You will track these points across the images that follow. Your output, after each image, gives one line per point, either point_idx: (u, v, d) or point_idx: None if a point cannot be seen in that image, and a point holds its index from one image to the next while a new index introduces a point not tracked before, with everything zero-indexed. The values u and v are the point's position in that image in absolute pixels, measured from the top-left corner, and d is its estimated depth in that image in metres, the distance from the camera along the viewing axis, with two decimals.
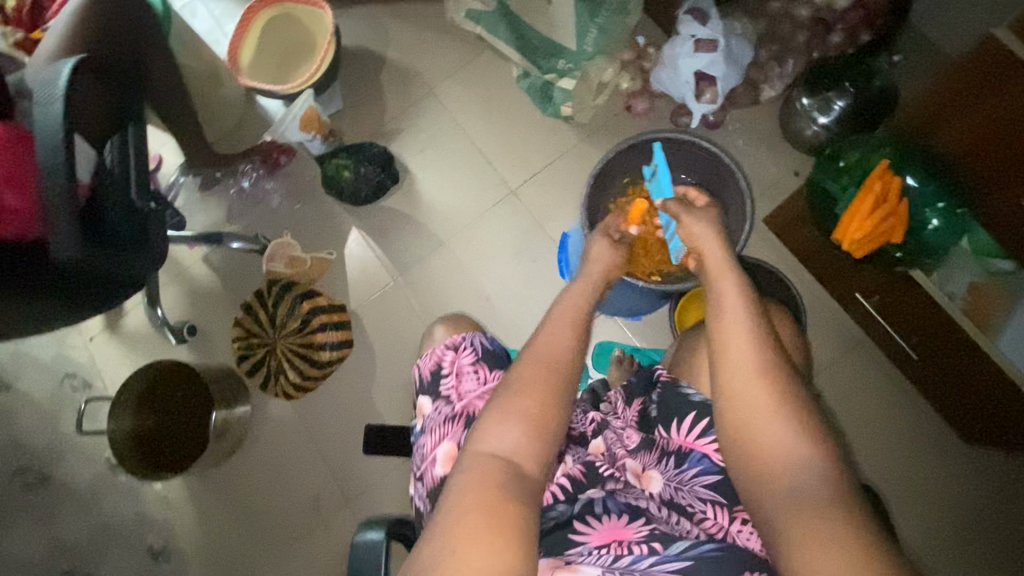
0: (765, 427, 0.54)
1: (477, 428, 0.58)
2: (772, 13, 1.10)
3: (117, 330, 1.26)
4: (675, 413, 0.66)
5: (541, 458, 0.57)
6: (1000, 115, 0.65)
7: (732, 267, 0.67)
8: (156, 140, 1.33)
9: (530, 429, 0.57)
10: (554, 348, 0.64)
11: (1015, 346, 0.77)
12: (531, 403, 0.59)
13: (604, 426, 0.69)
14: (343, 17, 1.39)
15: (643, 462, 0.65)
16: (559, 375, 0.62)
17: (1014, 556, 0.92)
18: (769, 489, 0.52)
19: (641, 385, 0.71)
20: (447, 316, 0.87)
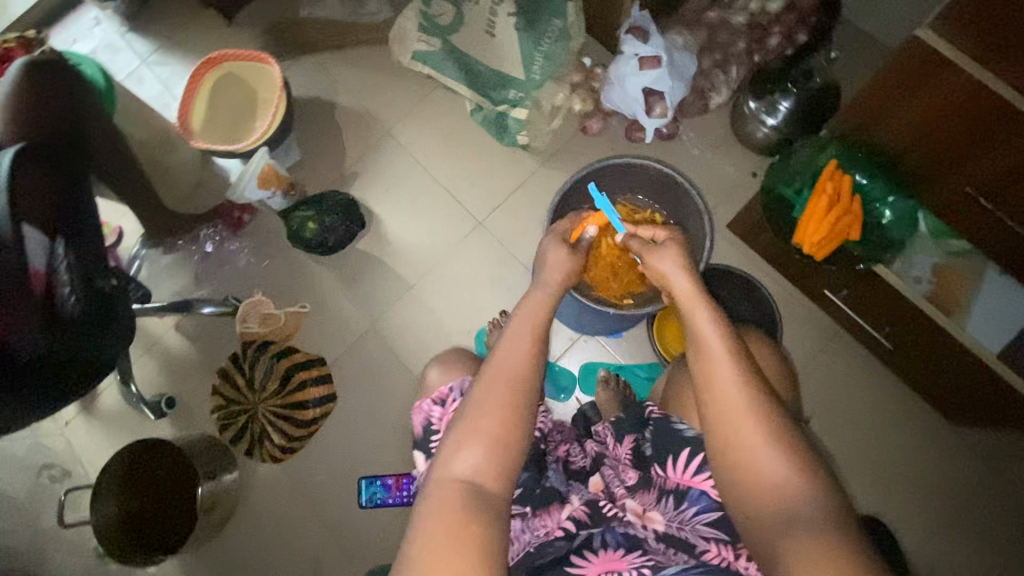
0: (751, 452, 0.55)
1: (441, 453, 0.60)
2: (710, 23, 1.17)
3: (93, 412, 1.23)
4: (671, 450, 0.67)
5: (503, 475, 0.59)
6: (940, 105, 0.70)
7: (703, 301, 0.65)
8: (114, 212, 1.30)
9: (489, 446, 0.59)
10: (508, 362, 0.64)
11: (980, 328, 0.84)
12: (492, 424, 0.60)
13: (601, 465, 0.73)
14: (293, 67, 1.38)
15: (641, 500, 0.66)
16: (517, 389, 0.62)
17: (1001, 512, 0.97)
18: (756, 512, 0.53)
19: (630, 422, 0.74)
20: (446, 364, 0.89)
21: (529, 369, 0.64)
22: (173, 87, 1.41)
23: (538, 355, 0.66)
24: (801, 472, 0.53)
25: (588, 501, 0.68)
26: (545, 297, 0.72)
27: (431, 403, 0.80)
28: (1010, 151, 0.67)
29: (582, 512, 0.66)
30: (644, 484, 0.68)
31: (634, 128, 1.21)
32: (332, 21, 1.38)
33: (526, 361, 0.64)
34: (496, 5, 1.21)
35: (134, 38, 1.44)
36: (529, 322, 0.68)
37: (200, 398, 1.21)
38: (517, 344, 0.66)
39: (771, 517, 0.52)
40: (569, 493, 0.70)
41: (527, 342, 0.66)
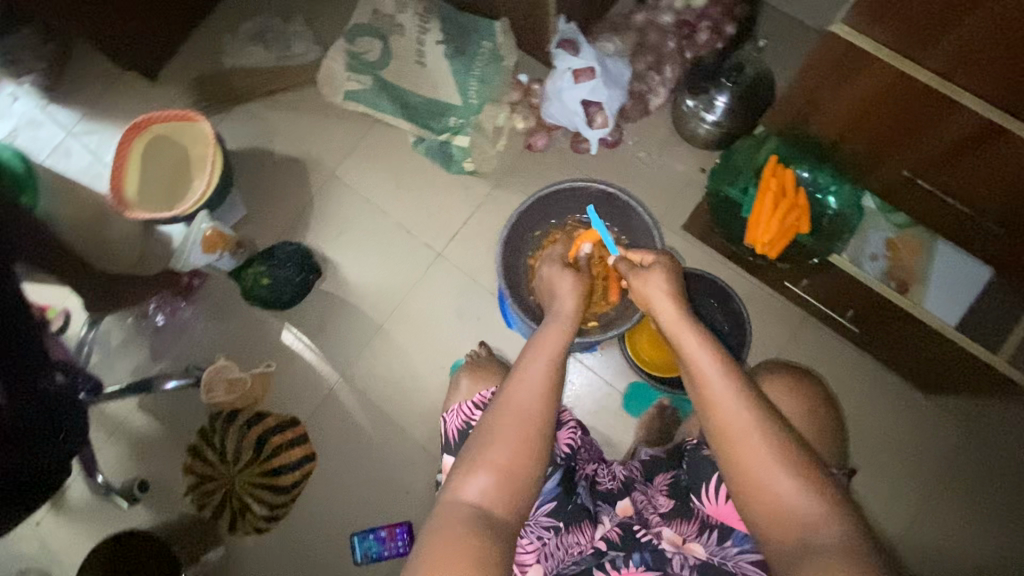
0: (761, 473, 0.57)
1: (454, 476, 0.59)
2: (638, 26, 1.18)
3: (62, 508, 1.16)
4: (705, 478, 0.69)
5: (515, 509, 0.58)
6: (870, 93, 0.72)
7: (700, 327, 0.63)
8: (58, 295, 1.24)
9: (502, 476, 0.58)
10: (524, 394, 0.61)
11: (937, 302, 0.87)
12: (505, 460, 0.58)
13: (633, 488, 0.75)
14: (225, 119, 1.33)
15: (680, 530, 0.68)
16: (532, 423, 0.60)
17: (985, 472, 0.99)
18: (770, 529, 0.57)
19: (667, 460, 0.76)
20: (476, 369, 0.90)
21: (547, 401, 0.61)
22: (103, 155, 1.34)
23: (555, 385, 0.62)
24: (803, 486, 0.56)
25: (621, 522, 0.69)
26: (565, 320, 0.67)
27: (466, 408, 0.79)
28: (942, 136, 0.71)
29: (616, 534, 0.67)
30: (681, 513, 0.70)
31: (578, 139, 1.20)
32: (259, 68, 1.34)
33: (543, 393, 0.61)
34: (422, 33, 1.23)
35: (55, 109, 1.37)
36: (549, 348, 0.64)
37: (174, 476, 1.16)
38: (534, 375, 0.62)
39: (786, 532, 0.56)
40: (600, 513, 0.71)
41: (546, 372, 0.62)
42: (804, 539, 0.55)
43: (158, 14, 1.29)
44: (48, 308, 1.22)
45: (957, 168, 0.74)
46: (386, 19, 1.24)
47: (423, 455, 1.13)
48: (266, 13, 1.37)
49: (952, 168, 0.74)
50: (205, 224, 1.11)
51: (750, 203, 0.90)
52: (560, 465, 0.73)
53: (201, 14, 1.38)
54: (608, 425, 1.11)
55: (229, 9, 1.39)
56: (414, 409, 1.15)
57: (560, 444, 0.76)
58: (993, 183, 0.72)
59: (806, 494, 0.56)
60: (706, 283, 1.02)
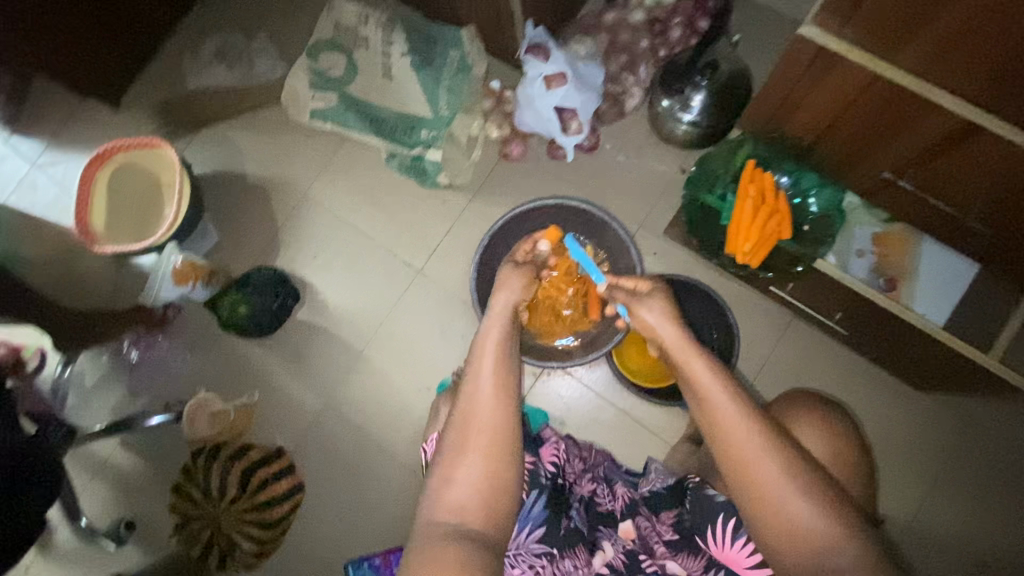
0: (762, 477, 0.57)
1: (429, 491, 0.58)
2: (609, 25, 1.14)
3: (48, 552, 1.14)
4: (709, 517, 0.68)
5: (497, 514, 0.56)
6: (844, 91, 0.70)
7: (693, 343, 0.64)
8: (29, 333, 1.15)
9: (480, 488, 0.57)
10: (480, 398, 0.61)
11: (926, 303, 0.85)
12: (477, 467, 0.57)
13: (636, 512, 0.72)
14: (191, 143, 1.29)
15: (686, 565, 0.67)
16: (497, 425, 0.59)
17: (985, 467, 0.97)
18: (784, 547, 0.56)
19: (669, 496, 0.74)
20: (449, 392, 0.89)
21: (505, 399, 0.61)
22: (70, 186, 1.29)
23: (511, 382, 0.62)
24: (815, 500, 0.55)
25: (626, 550, 0.68)
26: (501, 318, 0.66)
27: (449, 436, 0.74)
28: (919, 137, 0.69)
29: (620, 561, 0.67)
30: (688, 547, 0.69)
31: (554, 146, 1.16)
32: (224, 89, 1.30)
33: (500, 392, 0.61)
34: (387, 46, 1.19)
35: (17, 141, 1.32)
36: (492, 346, 0.64)
37: (162, 514, 1.14)
38: (485, 376, 0.62)
39: (797, 548, 0.55)
40: (599, 539, 0.69)
41: (497, 370, 0.62)
42: (819, 554, 0.54)
43: (115, 38, 1.24)
44: (20, 348, 1.13)
45: (936, 169, 0.72)
46: (348, 33, 1.20)
47: (413, 479, 1.11)
48: (228, 31, 1.33)
49: (930, 168, 0.72)
50: (175, 255, 1.09)
51: (730, 211, 0.88)
52: (546, 487, 0.70)
53: (161, 35, 1.33)
54: (600, 437, 1.09)
55: (189, 28, 1.34)
56: (401, 432, 1.13)
57: (545, 463, 0.73)
58: (973, 183, 0.70)
59: (814, 503, 0.55)
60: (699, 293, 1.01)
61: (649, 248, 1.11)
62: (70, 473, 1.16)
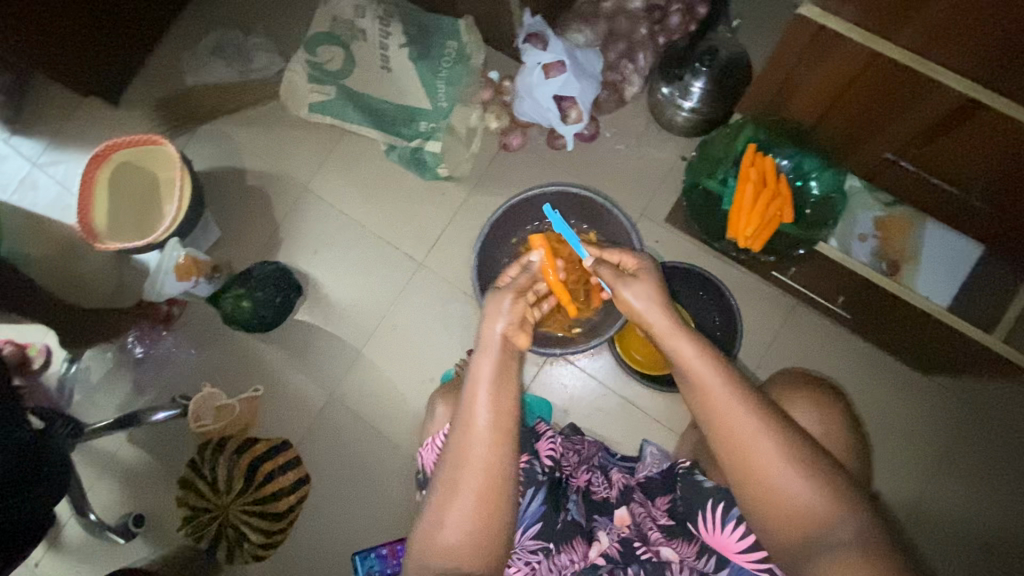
0: (765, 479, 0.55)
1: (423, 529, 0.56)
2: (607, 14, 1.14)
3: (58, 548, 1.15)
4: (699, 506, 0.67)
5: (488, 552, 0.55)
6: (845, 71, 0.69)
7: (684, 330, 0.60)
8: (37, 332, 1.21)
9: (477, 523, 0.55)
10: (473, 438, 0.57)
11: (928, 283, 0.85)
12: (469, 511, 0.55)
13: (630, 499, 0.73)
14: (191, 140, 1.30)
15: (679, 552, 0.66)
16: (489, 466, 0.56)
17: (990, 450, 0.97)
18: (786, 532, 0.55)
19: (661, 483, 0.74)
20: (446, 391, 0.85)
21: (500, 439, 0.57)
22: (70, 184, 1.29)
23: (506, 419, 0.58)
24: (813, 479, 0.54)
25: (621, 538, 0.68)
26: (494, 347, 0.61)
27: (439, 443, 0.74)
28: (920, 115, 0.69)
29: (615, 550, 0.67)
30: (682, 534, 0.68)
31: (554, 135, 1.16)
32: (222, 84, 1.30)
33: (495, 432, 0.57)
34: (385, 37, 1.18)
35: (18, 140, 1.33)
36: (487, 372, 0.59)
37: (169, 508, 1.15)
38: (478, 414, 0.58)
39: (795, 528, 0.55)
40: (595, 529, 0.69)
41: (491, 405, 0.58)
42: (818, 533, 0.54)
43: (113, 35, 1.24)
44: (27, 347, 1.19)
45: (938, 147, 0.72)
46: (345, 26, 1.19)
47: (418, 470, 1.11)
48: (225, 25, 1.33)
49: (930, 148, 0.72)
50: (177, 252, 1.09)
51: (731, 195, 0.88)
52: (543, 483, 0.69)
53: (158, 31, 1.33)
54: (603, 426, 1.10)
55: (187, 24, 1.34)
56: (405, 423, 1.13)
57: (542, 457, 0.72)
58: (975, 160, 0.70)
59: (810, 482, 0.54)
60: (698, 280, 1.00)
61: (651, 236, 1.11)
62: (78, 470, 1.17)
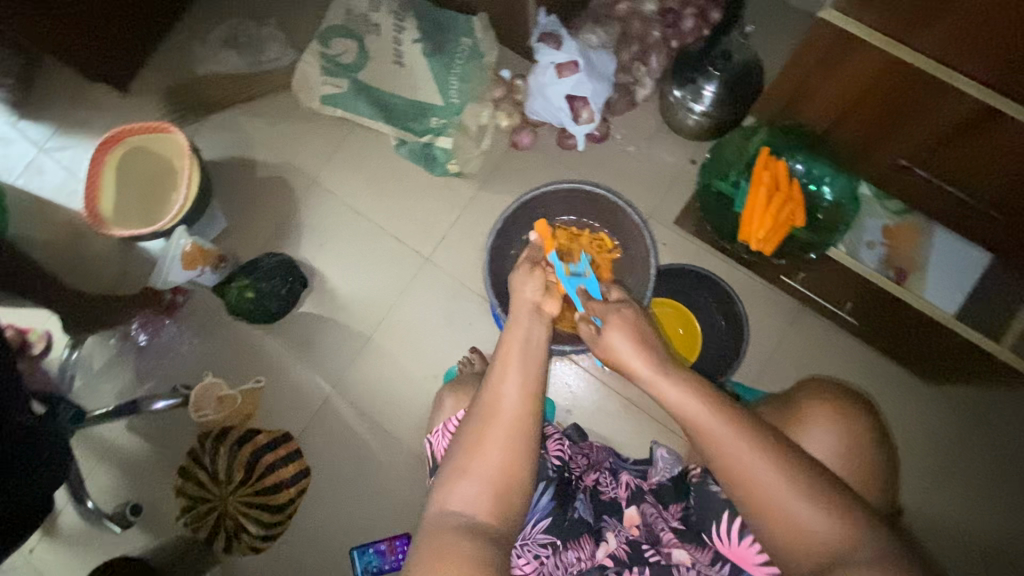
0: (758, 490, 0.54)
1: (439, 487, 0.56)
2: (621, 16, 1.14)
3: (53, 534, 1.14)
4: (713, 515, 0.66)
5: (507, 508, 0.55)
6: (861, 75, 0.70)
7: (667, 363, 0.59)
8: (38, 316, 1.21)
9: (498, 490, 0.54)
10: (504, 395, 0.57)
11: (940, 295, 0.85)
12: (492, 465, 0.55)
13: (641, 500, 0.72)
14: (200, 129, 1.29)
15: (693, 555, 0.65)
16: (515, 423, 0.56)
17: (996, 464, 0.98)
18: (795, 553, 0.54)
19: (674, 490, 0.72)
20: (456, 384, 0.86)
21: (528, 400, 0.57)
22: (78, 170, 1.28)
23: (535, 380, 0.58)
24: (812, 496, 0.53)
25: (629, 540, 0.67)
26: (524, 314, 0.63)
27: (450, 427, 0.74)
28: (934, 124, 0.70)
29: (624, 551, 0.66)
30: (695, 541, 0.67)
31: (565, 135, 1.16)
32: (233, 74, 1.30)
33: (523, 390, 0.57)
34: (398, 33, 1.18)
35: (26, 125, 1.32)
36: (518, 343, 0.61)
37: (166, 498, 1.14)
38: (511, 375, 0.58)
39: (807, 553, 0.53)
40: (604, 529, 0.68)
41: (522, 366, 0.59)
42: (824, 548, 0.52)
43: (126, 20, 1.24)
44: (28, 331, 1.19)
45: (951, 156, 0.72)
46: (360, 19, 1.19)
47: (418, 466, 1.11)
48: (238, 16, 1.33)
49: (944, 155, 0.73)
50: (184, 240, 1.07)
51: (744, 197, 0.89)
52: (553, 479, 0.70)
53: (171, 20, 1.33)
54: (608, 428, 1.09)
55: (200, 14, 1.34)
56: (406, 418, 1.13)
57: (552, 455, 0.73)
58: (984, 168, 0.70)
59: (789, 480, 0.53)
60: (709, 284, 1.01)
61: (660, 239, 1.11)
62: (78, 458, 1.17)
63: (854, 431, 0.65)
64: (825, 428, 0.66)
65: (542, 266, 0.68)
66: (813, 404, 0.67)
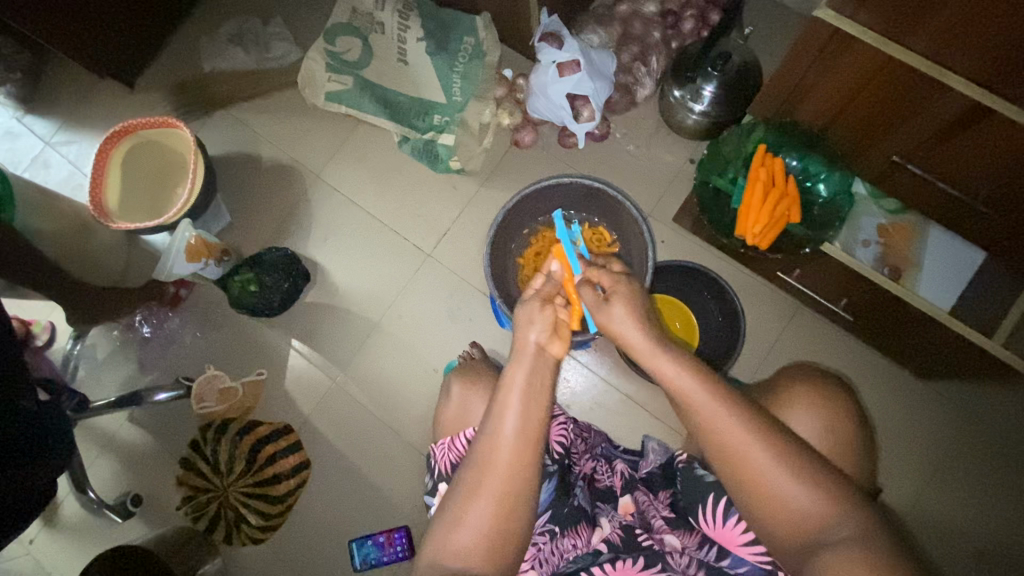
0: (752, 468, 0.55)
1: (438, 528, 0.56)
2: (622, 17, 1.16)
3: (53, 524, 1.15)
4: (699, 498, 0.67)
5: (501, 555, 0.55)
6: (859, 73, 0.71)
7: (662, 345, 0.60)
8: (42, 308, 1.22)
9: (496, 536, 0.55)
10: (501, 441, 0.57)
11: (930, 289, 0.87)
12: (490, 512, 0.55)
13: (635, 488, 0.74)
14: (205, 125, 1.31)
15: (682, 540, 0.67)
16: (513, 471, 0.56)
17: (988, 460, 0.99)
18: (782, 532, 0.55)
19: (662, 479, 0.74)
20: (460, 371, 0.88)
21: (528, 439, 0.57)
22: (83, 164, 1.30)
23: (535, 426, 0.57)
24: (807, 480, 0.54)
25: (623, 525, 0.69)
26: (527, 355, 0.60)
27: (460, 441, 0.75)
28: (927, 121, 0.71)
29: (618, 537, 0.67)
30: (684, 524, 0.69)
31: (565, 133, 1.18)
32: (239, 72, 1.31)
33: (523, 436, 0.57)
34: (402, 31, 1.20)
35: (32, 120, 1.34)
36: (518, 384, 0.59)
37: (167, 489, 1.15)
38: (509, 419, 0.57)
39: (794, 527, 0.54)
40: (599, 515, 0.70)
41: (523, 410, 0.58)
42: (811, 526, 0.54)
43: (133, 16, 1.25)
44: (31, 323, 1.20)
45: (945, 153, 0.74)
46: (364, 17, 1.21)
47: (418, 459, 1.12)
48: (244, 14, 1.34)
49: (938, 152, 0.74)
50: (188, 232, 1.06)
51: (740, 193, 0.90)
52: (553, 473, 0.70)
53: (177, 17, 1.35)
54: (606, 422, 1.11)
55: (206, 12, 1.36)
56: (406, 412, 1.14)
57: (552, 443, 0.74)
58: (979, 165, 0.72)
59: (782, 459, 0.54)
60: (705, 278, 1.01)
61: (659, 236, 1.13)
62: (79, 448, 1.18)
63: (835, 417, 0.66)
64: (806, 413, 0.67)
65: (552, 301, 0.64)
66: (793, 386, 0.69)
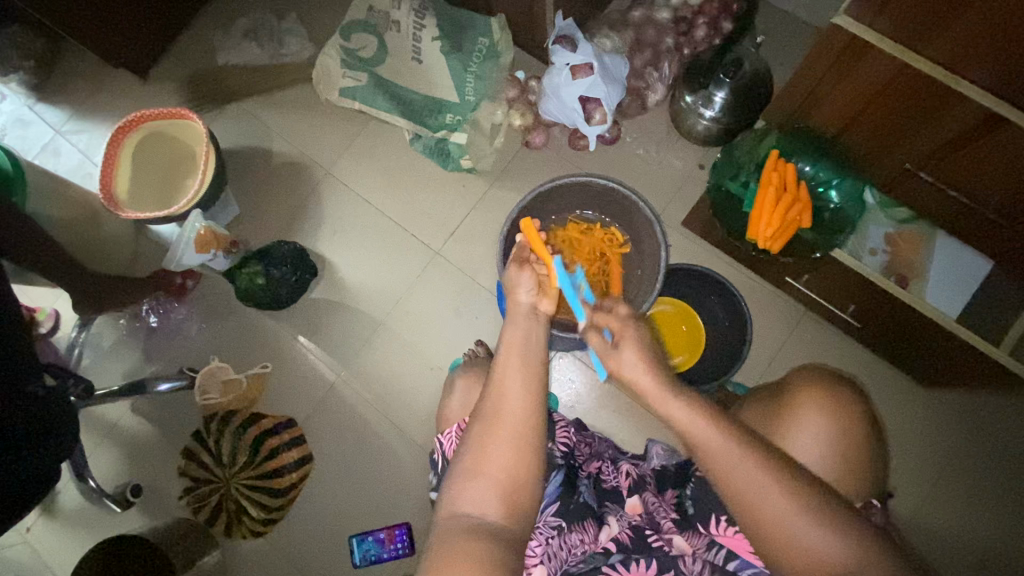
0: (752, 491, 0.53)
1: (447, 490, 0.56)
2: (635, 23, 1.17)
3: (52, 514, 1.14)
4: (710, 510, 0.67)
5: (518, 513, 0.54)
6: (874, 80, 0.72)
7: (664, 383, 0.58)
8: (47, 296, 1.22)
9: (507, 493, 0.54)
10: (507, 397, 0.57)
11: (939, 297, 0.87)
12: (501, 467, 0.55)
13: (643, 488, 0.73)
14: (218, 118, 1.32)
15: (690, 542, 0.67)
16: (521, 424, 0.56)
17: (992, 471, 0.99)
18: (782, 543, 0.53)
19: (673, 477, 0.74)
20: (466, 369, 0.88)
21: (535, 400, 0.57)
22: (93, 154, 1.30)
23: (539, 385, 0.58)
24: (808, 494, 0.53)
25: (632, 525, 0.68)
26: (522, 315, 0.64)
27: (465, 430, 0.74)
28: (942, 129, 0.71)
29: (627, 536, 0.67)
30: (690, 527, 0.68)
31: (576, 136, 1.18)
32: (253, 65, 1.32)
33: (528, 394, 0.57)
34: (418, 30, 1.21)
35: (43, 108, 1.34)
36: (520, 343, 0.61)
37: (168, 480, 1.14)
38: (513, 378, 0.58)
39: (797, 540, 0.53)
40: (606, 513, 0.70)
41: (523, 369, 0.59)
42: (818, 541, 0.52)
43: (149, 9, 1.26)
44: (37, 310, 1.20)
45: (959, 161, 0.74)
46: (381, 15, 1.22)
47: (423, 457, 1.11)
48: (260, 10, 1.35)
49: (950, 159, 0.75)
50: (199, 223, 1.07)
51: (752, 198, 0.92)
52: (561, 466, 0.71)
53: (193, 10, 1.36)
54: (609, 422, 1.11)
55: (221, 7, 1.37)
56: (411, 409, 1.14)
57: (558, 442, 0.74)
58: (992, 172, 0.72)
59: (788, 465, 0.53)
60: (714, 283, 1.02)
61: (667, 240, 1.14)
62: (82, 437, 1.18)
63: (843, 422, 0.67)
64: (811, 420, 0.67)
65: (529, 262, 0.69)
66: (811, 387, 0.69)
